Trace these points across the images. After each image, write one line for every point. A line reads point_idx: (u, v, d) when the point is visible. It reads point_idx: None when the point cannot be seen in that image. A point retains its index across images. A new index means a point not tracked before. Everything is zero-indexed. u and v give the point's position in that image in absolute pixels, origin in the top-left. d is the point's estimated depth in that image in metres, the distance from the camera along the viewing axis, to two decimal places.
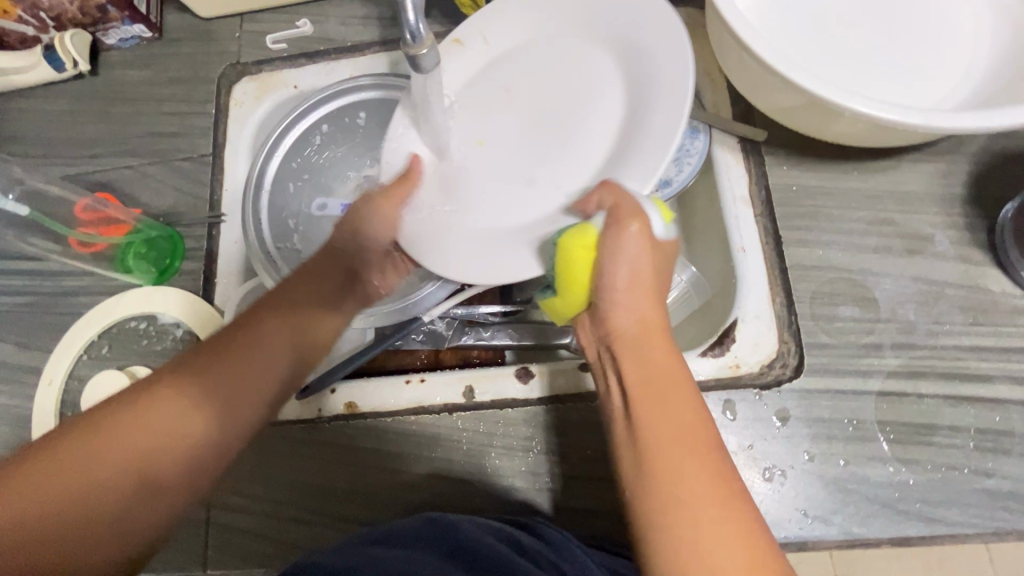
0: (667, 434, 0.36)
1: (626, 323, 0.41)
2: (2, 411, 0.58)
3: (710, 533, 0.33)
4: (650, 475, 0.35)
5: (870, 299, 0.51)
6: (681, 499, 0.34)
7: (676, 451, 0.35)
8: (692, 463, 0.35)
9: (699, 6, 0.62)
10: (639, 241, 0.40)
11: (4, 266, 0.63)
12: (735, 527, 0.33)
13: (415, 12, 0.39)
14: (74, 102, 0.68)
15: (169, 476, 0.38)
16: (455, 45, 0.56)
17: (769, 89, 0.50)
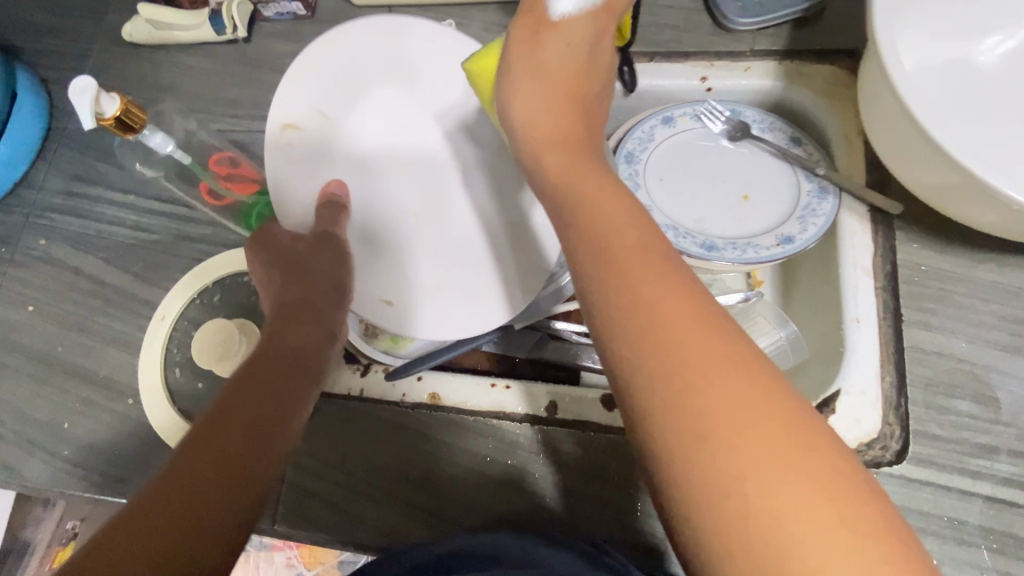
0: (637, 263, 0.33)
1: (558, 139, 0.41)
2: (117, 334, 0.63)
3: (707, 369, 0.29)
4: (606, 278, 0.33)
5: (990, 397, 0.49)
6: (643, 293, 0.31)
7: (644, 281, 0.32)
8: (655, 284, 0.32)
9: (847, 67, 0.61)
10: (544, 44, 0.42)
11: (139, 203, 0.69)
12: (716, 345, 0.30)
13: None
14: (224, 64, 0.73)
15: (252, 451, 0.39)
16: (290, 127, 0.54)
17: (921, 165, 0.48)
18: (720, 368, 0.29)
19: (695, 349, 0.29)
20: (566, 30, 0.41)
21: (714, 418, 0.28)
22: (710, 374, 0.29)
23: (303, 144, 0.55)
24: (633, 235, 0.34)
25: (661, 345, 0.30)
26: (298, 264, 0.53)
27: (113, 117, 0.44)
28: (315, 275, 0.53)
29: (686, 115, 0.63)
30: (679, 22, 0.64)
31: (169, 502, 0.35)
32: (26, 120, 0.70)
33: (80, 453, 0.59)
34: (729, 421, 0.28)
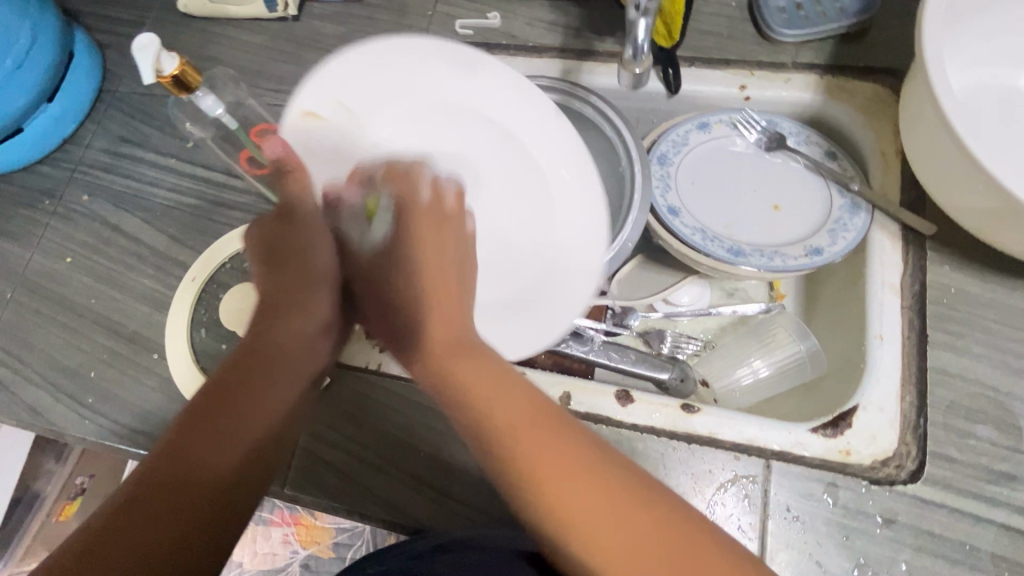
0: (483, 386, 0.39)
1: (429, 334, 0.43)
2: (149, 291, 0.65)
3: (556, 466, 0.37)
4: (499, 436, 0.38)
5: (1012, 425, 0.48)
6: (527, 440, 0.38)
7: (496, 401, 0.39)
8: (507, 400, 0.39)
9: (891, 86, 0.61)
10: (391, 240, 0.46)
11: (180, 168, 0.71)
12: (560, 444, 0.38)
13: (643, 32, 0.53)
14: (272, 40, 0.75)
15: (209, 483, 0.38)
16: (311, 116, 0.50)
17: (959, 187, 0.48)
18: (562, 457, 0.37)
19: (546, 452, 0.37)
20: (427, 241, 0.44)
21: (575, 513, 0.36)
22: (561, 470, 0.37)
23: (323, 136, 0.50)
24: (504, 392, 0.39)
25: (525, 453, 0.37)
26: (276, 249, 0.50)
27: (171, 76, 0.45)
28: (292, 258, 0.49)
29: (723, 122, 0.63)
30: (723, 30, 0.64)
31: (121, 548, 0.34)
32: (80, 79, 0.73)
33: (103, 402, 0.61)
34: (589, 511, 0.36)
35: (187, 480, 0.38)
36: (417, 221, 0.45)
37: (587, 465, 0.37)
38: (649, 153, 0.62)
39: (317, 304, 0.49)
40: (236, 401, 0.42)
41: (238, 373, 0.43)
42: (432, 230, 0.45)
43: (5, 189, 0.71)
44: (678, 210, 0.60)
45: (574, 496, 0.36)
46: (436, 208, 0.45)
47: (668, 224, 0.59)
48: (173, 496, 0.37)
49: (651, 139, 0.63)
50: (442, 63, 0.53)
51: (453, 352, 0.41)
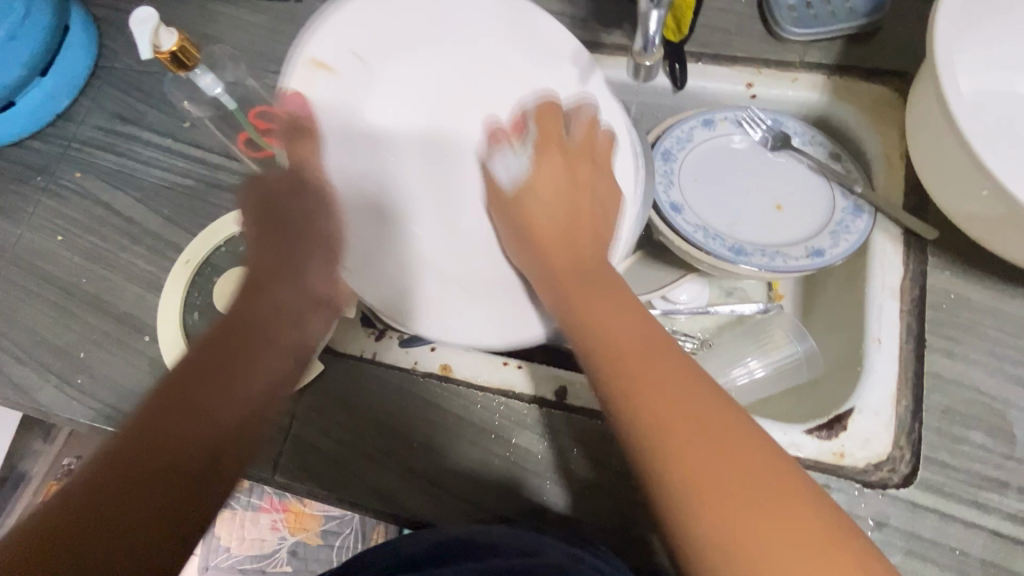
0: (609, 308, 0.44)
1: (564, 263, 0.47)
2: (141, 271, 0.64)
3: (672, 387, 0.39)
4: (614, 357, 0.41)
5: (1006, 432, 0.49)
6: (644, 358, 0.41)
7: (617, 319, 0.43)
8: (628, 328, 0.43)
9: (899, 89, 0.60)
10: (545, 166, 0.49)
11: (176, 148, 0.69)
12: (683, 373, 0.39)
13: (656, 26, 0.53)
14: (273, 19, 0.71)
15: (193, 434, 0.42)
16: (319, 67, 0.45)
17: (963, 191, 0.48)
18: (676, 382, 0.39)
19: (657, 374, 0.39)
20: (570, 161, 0.49)
21: (692, 432, 0.37)
22: (677, 393, 0.38)
23: (329, 87, 0.45)
24: (637, 331, 0.42)
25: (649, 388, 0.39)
26: (273, 210, 0.49)
27: (169, 52, 0.44)
28: (299, 223, 0.47)
29: (728, 120, 0.63)
30: (733, 26, 0.63)
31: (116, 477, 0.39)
32: (75, 54, 0.71)
33: (91, 382, 0.60)
34: (699, 440, 0.36)
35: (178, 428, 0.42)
36: (550, 160, 0.49)
37: (699, 383, 0.39)
38: (653, 149, 0.62)
39: (312, 278, 0.48)
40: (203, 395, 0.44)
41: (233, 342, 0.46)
42: (558, 167, 0.49)
43: None
44: (680, 207, 0.59)
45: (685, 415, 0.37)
46: (588, 145, 0.50)
47: (670, 221, 0.58)
48: (163, 436, 0.42)
49: (656, 134, 0.62)
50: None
51: (580, 278, 0.46)
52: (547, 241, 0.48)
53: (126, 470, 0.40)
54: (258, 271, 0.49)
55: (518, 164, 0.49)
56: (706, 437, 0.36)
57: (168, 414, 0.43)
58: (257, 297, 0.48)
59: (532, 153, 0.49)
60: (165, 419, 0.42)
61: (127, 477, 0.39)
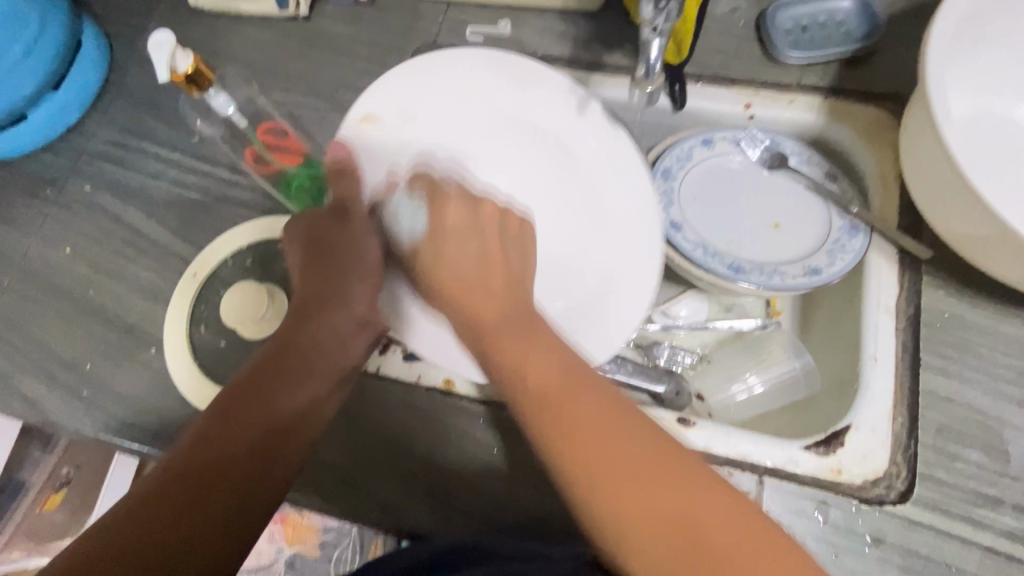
0: (538, 365, 0.41)
1: (493, 315, 0.44)
2: (148, 283, 0.65)
3: (610, 445, 0.38)
4: (552, 423, 0.39)
5: (1001, 450, 0.49)
6: (577, 418, 0.39)
7: (561, 379, 0.41)
8: (561, 369, 0.41)
9: (893, 112, 0.62)
10: (454, 210, 0.48)
11: (184, 162, 0.71)
12: (619, 428, 0.39)
13: (656, 53, 0.54)
14: (281, 37, 0.73)
15: (234, 461, 0.41)
16: (366, 120, 0.57)
17: (956, 213, 0.49)
18: (611, 441, 0.38)
19: (600, 441, 0.38)
20: (471, 209, 0.49)
21: (641, 493, 0.37)
22: (618, 452, 0.38)
23: (376, 137, 0.56)
24: (556, 375, 0.41)
25: (592, 458, 0.38)
26: (322, 240, 0.53)
27: (184, 74, 0.45)
28: (342, 256, 0.52)
29: (726, 139, 0.64)
30: (731, 49, 0.65)
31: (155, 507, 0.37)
32: (86, 69, 0.72)
33: (97, 393, 0.61)
34: (652, 494, 0.37)
35: (220, 456, 0.41)
36: (456, 210, 0.49)
37: (634, 436, 0.39)
38: (653, 168, 0.63)
39: (359, 304, 0.52)
40: (252, 408, 0.44)
41: (274, 367, 0.47)
42: (466, 219, 0.48)
43: (7, 175, 0.71)
44: (680, 225, 0.61)
45: (630, 471, 0.37)
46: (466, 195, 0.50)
47: (669, 239, 0.59)
48: (204, 464, 0.40)
49: (655, 153, 0.64)
50: (501, 79, 0.59)
51: (508, 324, 0.44)
52: (457, 292, 0.46)
53: (167, 499, 0.37)
54: (308, 297, 0.51)
55: (418, 221, 0.50)
56: (652, 496, 0.37)
57: (207, 441, 0.41)
58: (303, 323, 0.50)
59: (427, 202, 0.50)
60: (205, 446, 0.41)
61: (167, 506, 0.37)
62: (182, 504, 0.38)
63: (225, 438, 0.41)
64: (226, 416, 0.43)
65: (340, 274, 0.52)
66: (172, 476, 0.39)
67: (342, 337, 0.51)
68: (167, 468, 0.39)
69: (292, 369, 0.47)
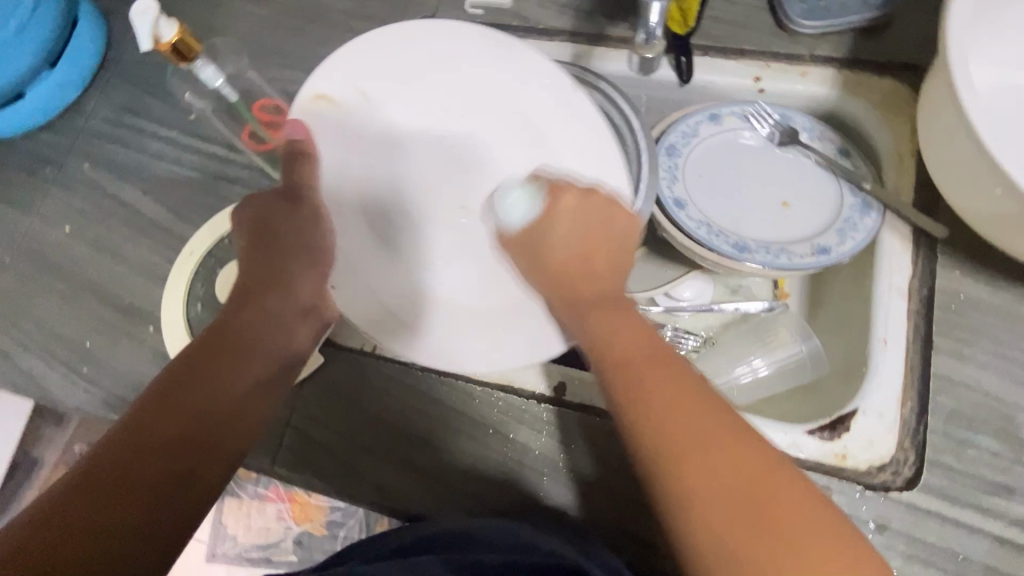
0: (637, 350, 0.41)
1: (590, 296, 0.45)
2: (146, 263, 0.65)
3: (702, 438, 0.37)
4: (645, 404, 0.39)
5: (1015, 438, 0.47)
6: (665, 403, 0.38)
7: (648, 363, 0.40)
8: (648, 350, 0.41)
9: (912, 84, 0.58)
10: (569, 207, 0.46)
11: (181, 140, 0.70)
12: (703, 415, 0.38)
13: (657, 17, 0.52)
14: (278, 12, 0.71)
15: (161, 454, 0.40)
16: (321, 100, 0.50)
17: (976, 189, 0.47)
18: (703, 430, 0.37)
19: (693, 424, 0.37)
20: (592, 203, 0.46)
21: (730, 486, 0.36)
22: (705, 438, 0.37)
23: (336, 118, 0.51)
24: (654, 355, 0.41)
25: (681, 448, 0.37)
26: (267, 227, 0.52)
27: (169, 43, 0.44)
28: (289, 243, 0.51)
29: (735, 114, 0.61)
30: (741, 19, 0.62)
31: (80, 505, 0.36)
32: (82, 47, 0.71)
33: (97, 371, 0.61)
34: (730, 488, 0.36)
35: (145, 449, 0.39)
36: (570, 216, 0.46)
37: (720, 424, 0.38)
38: (657, 144, 0.61)
39: (303, 290, 0.50)
40: (196, 388, 0.43)
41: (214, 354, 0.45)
42: (580, 220, 0.46)
43: (7, 154, 0.71)
44: (684, 203, 0.59)
45: (723, 466, 0.36)
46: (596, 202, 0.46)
47: (673, 217, 0.57)
48: (127, 458, 0.39)
49: (660, 129, 0.62)
50: (472, 46, 0.52)
51: (607, 304, 0.44)
52: (572, 271, 0.46)
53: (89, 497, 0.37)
54: (250, 280, 0.50)
55: (528, 209, 0.47)
56: (746, 495, 0.35)
57: (136, 433, 0.40)
58: (245, 308, 0.49)
59: (546, 200, 0.47)
60: (134, 439, 0.40)
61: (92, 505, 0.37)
62: (106, 501, 0.37)
63: (153, 430, 0.40)
64: (155, 409, 0.41)
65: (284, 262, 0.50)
66: (99, 471, 0.38)
67: (285, 320, 0.50)
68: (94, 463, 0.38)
69: (231, 354, 0.46)
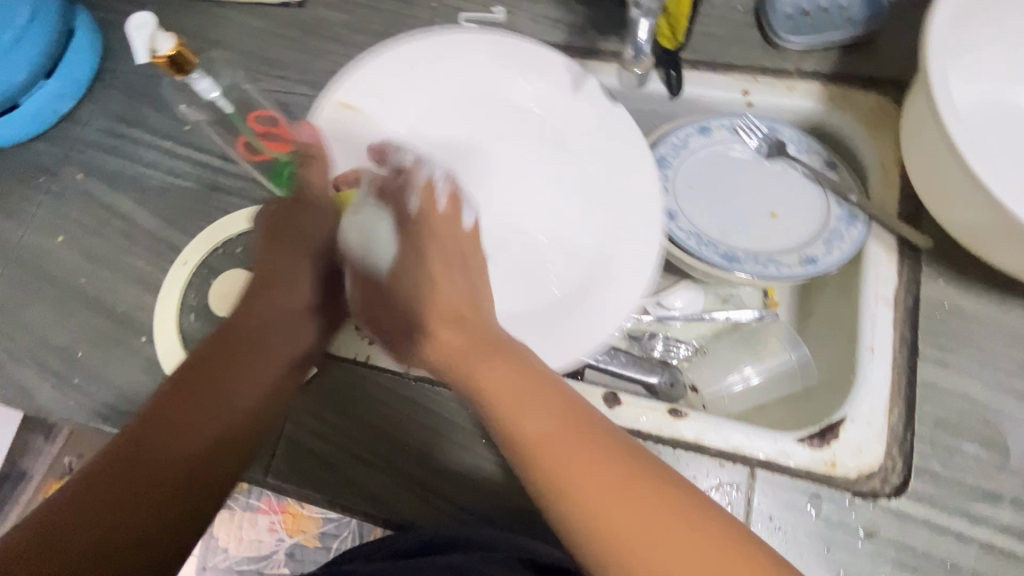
0: (485, 360, 0.42)
1: (462, 347, 0.43)
2: (140, 272, 0.65)
3: (544, 420, 0.39)
4: (493, 401, 0.40)
5: (1000, 444, 0.48)
6: (507, 389, 0.40)
7: (493, 365, 0.42)
8: (486, 350, 0.43)
9: (896, 98, 0.60)
10: (421, 245, 0.48)
11: (177, 151, 0.70)
12: (544, 397, 0.40)
13: (646, 32, 0.53)
14: (274, 25, 0.72)
15: (166, 448, 0.42)
16: (347, 108, 0.55)
17: (957, 201, 0.48)
18: (545, 410, 0.39)
19: (531, 412, 0.39)
20: (442, 233, 0.48)
21: (580, 464, 0.37)
22: (547, 423, 0.39)
23: (355, 126, 0.55)
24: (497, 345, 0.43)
25: (529, 436, 0.38)
26: (282, 227, 0.56)
27: (166, 56, 0.45)
28: (299, 239, 0.56)
29: (724, 127, 0.63)
30: (729, 34, 0.63)
31: (90, 503, 0.37)
32: (78, 58, 0.72)
33: (89, 381, 0.61)
34: (590, 475, 0.37)
35: (155, 449, 0.41)
36: (429, 237, 0.48)
37: (559, 403, 0.40)
38: (648, 155, 0.62)
39: (305, 285, 0.55)
40: (203, 385, 0.46)
41: (223, 351, 0.49)
42: (439, 247, 0.48)
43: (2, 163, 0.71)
44: (674, 214, 0.60)
45: (567, 449, 0.38)
46: (432, 217, 0.48)
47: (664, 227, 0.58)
48: (128, 455, 0.40)
49: (651, 140, 0.63)
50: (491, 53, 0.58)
51: (482, 353, 0.42)
52: (444, 324, 0.45)
53: (93, 503, 0.37)
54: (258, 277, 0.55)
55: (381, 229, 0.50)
56: (595, 473, 0.37)
57: (144, 433, 0.42)
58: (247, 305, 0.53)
59: (399, 228, 0.49)
60: (148, 433, 0.42)
61: (99, 505, 0.37)
62: (115, 497, 0.38)
63: (163, 428, 0.42)
64: (160, 414, 0.43)
65: (295, 252, 0.56)
66: (105, 476, 0.39)
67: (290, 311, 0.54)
68: (95, 470, 0.39)
69: (235, 347, 0.50)
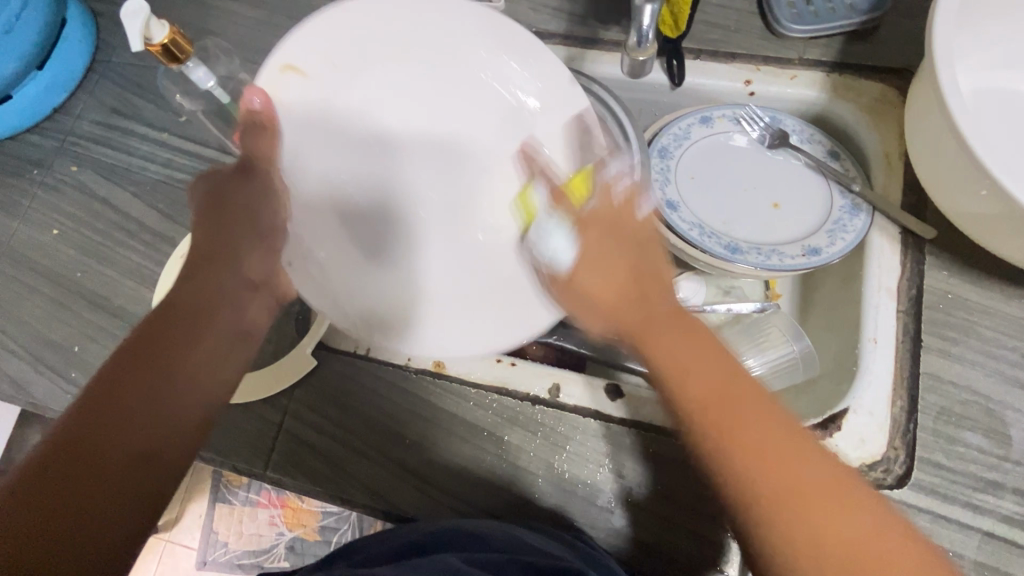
0: (662, 332, 0.42)
1: (635, 317, 0.43)
2: (136, 266, 0.64)
3: (735, 397, 0.39)
4: (678, 372, 0.40)
5: (1003, 434, 0.48)
6: (682, 350, 0.41)
7: (672, 330, 0.42)
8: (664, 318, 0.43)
9: (899, 87, 0.59)
10: (597, 242, 0.45)
11: (172, 143, 0.69)
12: (728, 370, 0.40)
13: (649, 20, 0.52)
14: (270, 15, 0.71)
15: (126, 445, 0.38)
16: (292, 72, 0.49)
17: (963, 190, 0.47)
18: (726, 384, 0.39)
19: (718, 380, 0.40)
20: (616, 215, 0.46)
21: (776, 447, 0.37)
22: (735, 402, 0.39)
23: (302, 90, 0.50)
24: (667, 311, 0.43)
25: (711, 412, 0.39)
26: (224, 201, 0.49)
27: (160, 44, 0.44)
28: (240, 217, 0.49)
29: (726, 117, 0.62)
30: (732, 23, 0.63)
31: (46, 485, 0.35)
32: (70, 49, 0.71)
33: (85, 376, 0.60)
34: (785, 455, 0.36)
35: (110, 446, 0.38)
36: (593, 231, 0.45)
37: (739, 382, 0.40)
38: (649, 146, 0.61)
39: (247, 262, 0.48)
40: (135, 377, 0.41)
41: (162, 347, 0.42)
42: (605, 234, 0.45)
43: None
44: (676, 205, 0.59)
45: (761, 428, 0.37)
46: (610, 210, 0.46)
47: (667, 219, 0.58)
48: (78, 436, 0.37)
49: (653, 131, 0.62)
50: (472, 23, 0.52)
51: (660, 330, 0.42)
52: (612, 307, 0.43)
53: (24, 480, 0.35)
54: (195, 254, 0.48)
55: (562, 243, 0.46)
56: (790, 458, 0.36)
57: (89, 421, 0.38)
58: (192, 292, 0.46)
59: (575, 229, 0.46)
60: (102, 422, 0.38)
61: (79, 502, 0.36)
62: (91, 493, 0.36)
63: (105, 428, 0.38)
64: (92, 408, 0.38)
65: (239, 232, 0.48)
66: (38, 477, 0.35)
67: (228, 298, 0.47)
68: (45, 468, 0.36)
69: (180, 343, 0.43)
